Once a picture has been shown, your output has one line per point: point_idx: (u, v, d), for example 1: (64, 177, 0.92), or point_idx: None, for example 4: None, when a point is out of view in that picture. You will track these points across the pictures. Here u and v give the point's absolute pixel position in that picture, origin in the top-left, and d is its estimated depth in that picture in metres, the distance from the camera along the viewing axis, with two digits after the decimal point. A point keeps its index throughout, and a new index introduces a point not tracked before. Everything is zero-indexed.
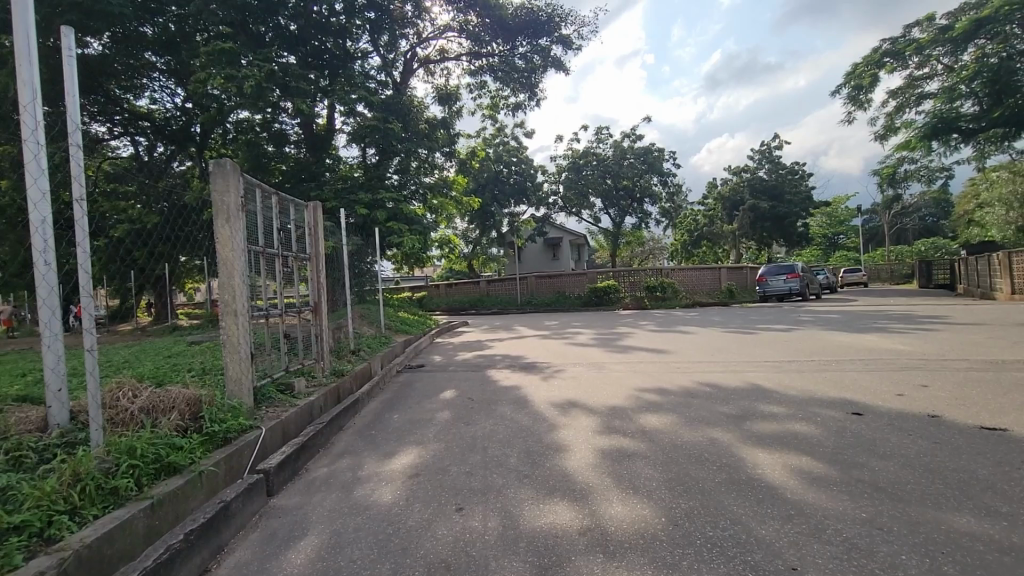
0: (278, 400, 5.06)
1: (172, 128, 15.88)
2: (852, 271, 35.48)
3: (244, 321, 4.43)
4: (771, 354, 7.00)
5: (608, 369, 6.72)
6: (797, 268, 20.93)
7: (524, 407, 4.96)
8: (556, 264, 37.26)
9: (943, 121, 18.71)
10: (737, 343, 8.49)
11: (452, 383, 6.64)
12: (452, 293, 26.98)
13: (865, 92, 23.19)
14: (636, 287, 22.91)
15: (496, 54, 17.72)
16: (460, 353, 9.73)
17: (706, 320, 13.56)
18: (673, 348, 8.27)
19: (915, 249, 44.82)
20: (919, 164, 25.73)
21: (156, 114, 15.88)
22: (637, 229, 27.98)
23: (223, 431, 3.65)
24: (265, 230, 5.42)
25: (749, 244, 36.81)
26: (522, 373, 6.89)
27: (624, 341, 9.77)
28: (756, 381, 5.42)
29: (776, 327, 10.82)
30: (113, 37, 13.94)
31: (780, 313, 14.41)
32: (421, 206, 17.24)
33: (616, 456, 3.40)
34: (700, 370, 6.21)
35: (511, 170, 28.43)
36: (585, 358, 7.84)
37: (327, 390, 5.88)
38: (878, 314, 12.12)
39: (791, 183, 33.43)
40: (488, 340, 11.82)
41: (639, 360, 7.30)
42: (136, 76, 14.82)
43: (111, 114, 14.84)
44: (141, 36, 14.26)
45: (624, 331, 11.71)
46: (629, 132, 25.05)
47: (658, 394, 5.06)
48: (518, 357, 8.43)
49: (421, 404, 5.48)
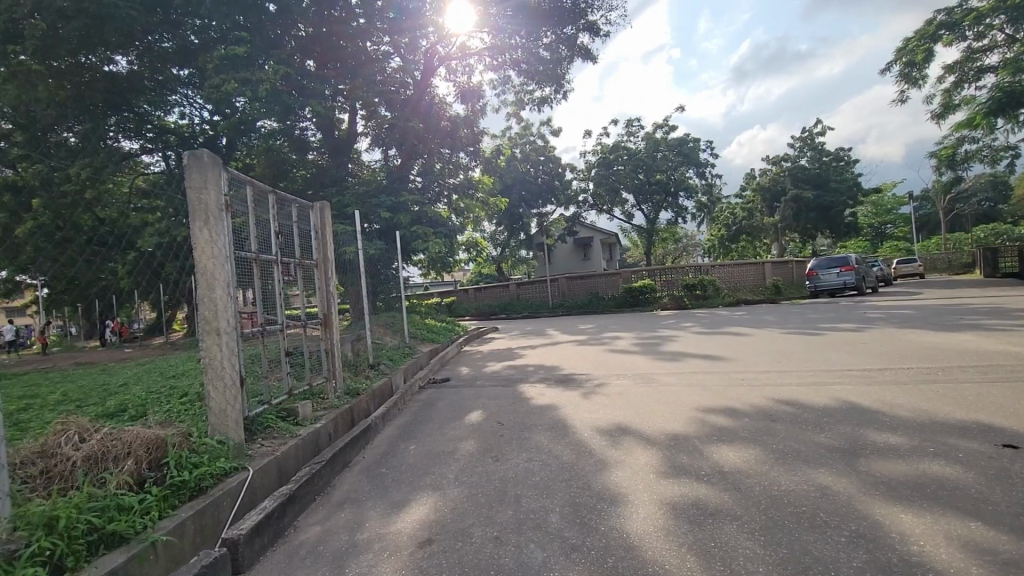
0: (276, 430, 4.41)
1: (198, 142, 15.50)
2: (907, 262, 33.14)
3: (229, 340, 3.75)
4: (853, 360, 5.95)
5: (659, 382, 5.81)
6: (851, 260, 19.37)
7: (563, 434, 4.12)
8: (588, 264, 36.21)
9: (1009, 95, 16.85)
10: (803, 346, 7.42)
11: (479, 401, 5.85)
12: (481, 298, 26.34)
13: (919, 69, 21.47)
14: (673, 286, 21.73)
15: (520, 46, 16.91)
16: (489, 363, 8.95)
17: (758, 319, 12.40)
18: (730, 354, 7.27)
19: (974, 235, 41.78)
20: (982, 143, 23.64)
21: (184, 129, 15.47)
22: (672, 224, 26.71)
23: (194, 480, 3.01)
24: (259, 234, 4.72)
25: (791, 236, 34.93)
26: (559, 388, 6.06)
27: (669, 347, 8.80)
28: (848, 398, 4.43)
29: (842, 326, 9.63)
30: (138, 52, 13.91)
31: (841, 310, 13.10)
32: (446, 208, 16.61)
33: (694, 515, 2.52)
34: (771, 383, 5.23)
35: (539, 170, 27.65)
36: (629, 368, 6.92)
37: (338, 414, 5.21)
38: (958, 309, 10.73)
39: (837, 170, 31.44)
40: (518, 348, 11.00)
41: (693, 370, 6.35)
42: (165, 94, 14.68)
43: (143, 129, 15.02)
44: (163, 49, 14.05)
45: (668, 334, 10.71)
46: (661, 123, 23.84)
47: (728, 418, 4.14)
48: (553, 368, 7.58)
49: (441, 430, 4.70)
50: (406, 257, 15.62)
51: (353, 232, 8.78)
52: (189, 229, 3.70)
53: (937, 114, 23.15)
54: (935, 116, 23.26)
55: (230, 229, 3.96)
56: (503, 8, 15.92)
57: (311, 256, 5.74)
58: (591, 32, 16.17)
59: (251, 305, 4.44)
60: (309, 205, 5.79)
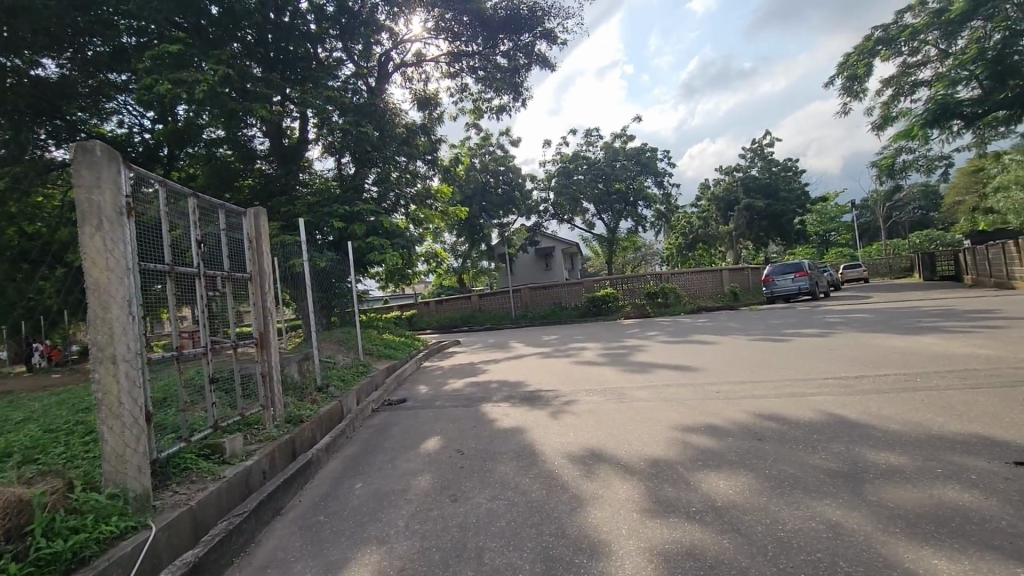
0: (198, 471, 3.74)
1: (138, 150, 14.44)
2: (852, 267, 34.61)
3: (130, 368, 3.11)
4: (826, 367, 5.78)
5: (631, 397, 5.45)
6: (805, 266, 19.87)
7: (531, 464, 3.66)
8: (549, 274, 36.09)
9: (942, 107, 17.70)
10: (772, 353, 7.27)
11: (437, 425, 5.31)
12: (442, 310, 25.69)
13: (861, 82, 22.50)
14: (635, 294, 21.76)
15: (477, 52, 16.60)
16: (449, 380, 8.42)
17: (721, 326, 12.36)
18: (700, 364, 7.02)
19: (910, 241, 44.26)
20: (918, 153, 24.99)
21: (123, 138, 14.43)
22: (632, 233, 26.86)
23: (71, 550, 2.41)
24: (175, 242, 4.05)
25: (745, 244, 35.93)
26: (525, 407, 5.61)
27: (637, 357, 8.52)
28: (832, 410, 4.18)
29: (805, 331, 9.62)
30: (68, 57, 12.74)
31: (801, 315, 13.23)
32: (403, 218, 16.08)
33: (692, 568, 2.12)
34: (748, 395, 4.96)
35: (499, 180, 27.37)
36: (598, 382, 6.55)
37: (274, 446, 4.58)
38: (911, 312, 10.97)
39: (786, 180, 32.57)
40: (481, 362, 10.48)
41: (664, 382, 6.04)
42: (101, 100, 13.52)
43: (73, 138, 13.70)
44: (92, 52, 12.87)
45: (634, 343, 10.44)
46: (619, 133, 23.98)
47: (710, 437, 3.80)
48: (517, 384, 7.13)
49: (394, 463, 4.15)
50: (361, 268, 14.92)
51: (298, 236, 7.76)
52: (77, 236, 3.06)
53: (877, 125, 24.27)
54: (876, 127, 24.36)
55: (133, 235, 3.32)
56: (458, 12, 15.54)
57: (244, 267, 5.06)
58: (548, 39, 16.05)
59: (161, 324, 3.77)
60: (242, 209, 5.10)
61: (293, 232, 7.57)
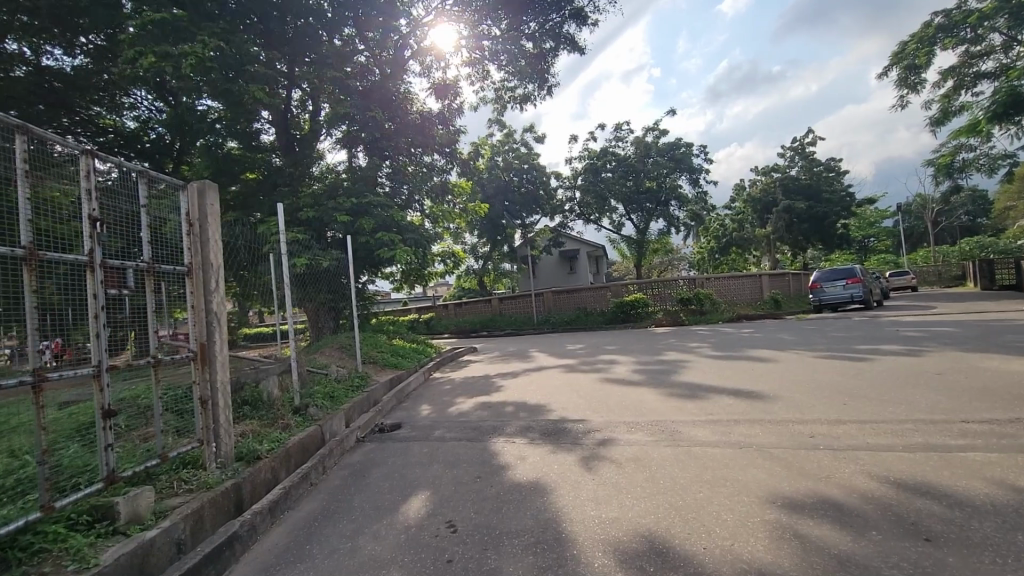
0: (57, 556, 2.55)
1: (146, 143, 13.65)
2: (900, 274, 32.19)
3: None
4: (953, 403, 4.31)
5: (690, 439, 4.07)
6: (858, 272, 18.01)
7: (554, 567, 2.34)
8: (574, 277, 34.67)
9: (1014, 98, 15.36)
10: (858, 377, 5.78)
11: (430, 470, 3.99)
12: (462, 314, 24.53)
13: (918, 73, 20.46)
14: (667, 300, 20.15)
15: (499, 36, 15.35)
16: (458, 398, 7.14)
17: (772, 338, 10.79)
18: (768, 389, 5.58)
19: (960, 247, 41.33)
20: (979, 151, 22.85)
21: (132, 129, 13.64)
22: (664, 235, 25.25)
23: None
24: (50, 216, 2.88)
25: (783, 248, 33.86)
26: (546, 447, 4.26)
27: (680, 376, 7.09)
28: (1016, 483, 2.77)
29: (882, 346, 8.06)
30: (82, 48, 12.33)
31: (869, 326, 11.53)
32: (418, 215, 14.99)
33: None
34: (860, 446, 3.54)
35: (522, 179, 25.99)
36: (640, 409, 5.17)
37: (205, 500, 3.39)
38: (1009, 325, 9.24)
39: (828, 180, 30.48)
40: (496, 376, 9.17)
41: (729, 414, 4.64)
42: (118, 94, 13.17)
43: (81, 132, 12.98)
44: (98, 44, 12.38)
45: (676, 357, 9.00)
46: (651, 127, 22.46)
47: (841, 530, 2.42)
48: (537, 408, 5.79)
49: (352, 540, 2.90)
50: (372, 265, 13.91)
51: (281, 221, 6.44)
52: None
53: (935, 120, 22.17)
54: (933, 123, 22.26)
55: None
56: None
57: (180, 258, 3.85)
58: (578, 21, 14.74)
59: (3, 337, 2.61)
60: (179, 184, 3.90)
61: (279, 214, 6.25)
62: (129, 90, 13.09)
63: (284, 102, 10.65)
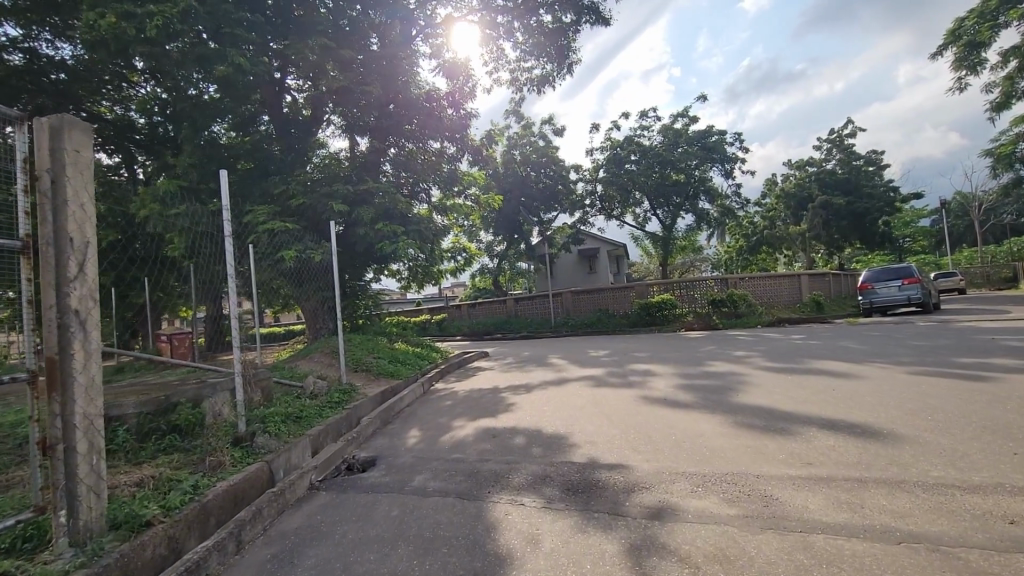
0: None
1: (144, 135, 12.65)
2: (947, 276, 29.82)
3: None
4: None
5: (801, 515, 2.56)
6: (914, 271, 16.14)
7: None
8: (593, 277, 33.13)
9: None
10: (1000, 407, 4.20)
11: (387, 558, 2.58)
12: (475, 314, 23.25)
13: (980, 52, 18.01)
14: (697, 301, 18.46)
15: (514, 10, 13.93)
16: (457, 420, 5.74)
17: (834, 346, 9.17)
18: (878, 424, 4.02)
19: (1009, 247, 38.57)
20: None
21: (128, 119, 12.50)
22: (692, 232, 23.55)
23: None
24: None
25: (818, 248, 31.79)
26: (569, 519, 2.80)
27: (740, 396, 5.55)
28: None
29: (992, 360, 6.40)
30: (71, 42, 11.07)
31: (948, 334, 9.79)
32: (425, 208, 13.73)
33: None
34: None
35: (541, 174, 24.54)
36: (702, 453, 3.66)
37: None
38: None
39: (868, 175, 28.40)
40: (507, 389, 7.73)
41: (846, 469, 3.10)
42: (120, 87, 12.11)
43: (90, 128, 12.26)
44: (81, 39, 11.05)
45: (724, 369, 7.46)
46: (681, 114, 20.77)
47: None
48: (557, 442, 4.33)
49: None
50: (375, 258, 12.67)
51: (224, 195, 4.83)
52: None
53: (996, 106, 19.84)
54: (994, 109, 19.96)
55: None
56: None
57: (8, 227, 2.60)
58: None
59: None
60: (2, 112, 2.61)
61: (224, 184, 4.66)
62: (138, 83, 12.03)
63: (255, 67, 9.79)
